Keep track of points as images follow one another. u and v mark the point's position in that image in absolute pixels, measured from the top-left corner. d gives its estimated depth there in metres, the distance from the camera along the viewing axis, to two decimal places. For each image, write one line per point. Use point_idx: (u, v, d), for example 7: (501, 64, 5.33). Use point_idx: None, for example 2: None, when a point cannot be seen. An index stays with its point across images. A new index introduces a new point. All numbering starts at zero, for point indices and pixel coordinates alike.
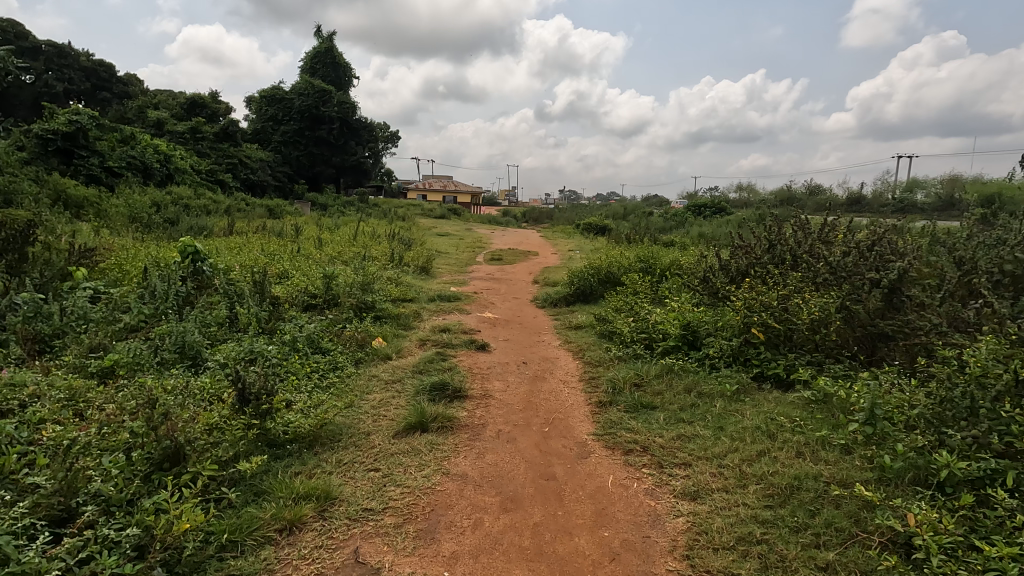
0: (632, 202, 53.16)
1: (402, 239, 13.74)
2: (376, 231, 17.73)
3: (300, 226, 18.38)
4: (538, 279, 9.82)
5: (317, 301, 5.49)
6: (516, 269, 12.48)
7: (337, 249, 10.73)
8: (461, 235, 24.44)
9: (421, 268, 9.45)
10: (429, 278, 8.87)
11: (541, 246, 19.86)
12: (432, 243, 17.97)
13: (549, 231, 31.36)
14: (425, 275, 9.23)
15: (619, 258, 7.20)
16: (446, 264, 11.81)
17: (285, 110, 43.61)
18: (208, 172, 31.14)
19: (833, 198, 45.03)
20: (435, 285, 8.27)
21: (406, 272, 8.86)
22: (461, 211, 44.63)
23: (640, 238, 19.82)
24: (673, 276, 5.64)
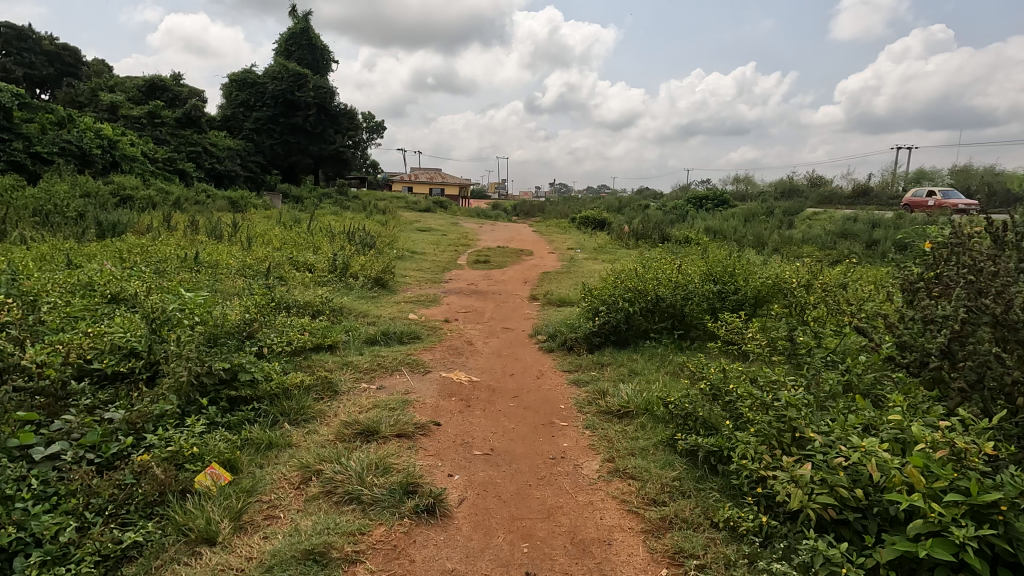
0: (628, 194, 50.52)
1: (366, 238, 11.02)
2: (341, 227, 15.08)
3: (253, 222, 15.62)
4: (538, 295, 7.19)
5: (131, 370, 2.95)
6: (508, 273, 9.90)
7: (269, 253, 8.08)
8: (444, 231, 21.63)
9: (373, 282, 6.81)
10: (382, 299, 6.20)
11: (534, 244, 17.17)
12: (407, 242, 15.26)
13: (542, 226, 28.69)
14: (379, 292, 6.58)
15: (670, 271, 4.60)
16: (417, 272, 9.14)
17: (257, 95, 40.53)
18: (165, 161, 28.18)
19: (840, 190, 42.62)
20: (388, 311, 5.61)
21: (351, 289, 6.21)
22: (447, 204, 41.76)
23: (648, 235, 17.19)
24: (807, 324, 3.01)
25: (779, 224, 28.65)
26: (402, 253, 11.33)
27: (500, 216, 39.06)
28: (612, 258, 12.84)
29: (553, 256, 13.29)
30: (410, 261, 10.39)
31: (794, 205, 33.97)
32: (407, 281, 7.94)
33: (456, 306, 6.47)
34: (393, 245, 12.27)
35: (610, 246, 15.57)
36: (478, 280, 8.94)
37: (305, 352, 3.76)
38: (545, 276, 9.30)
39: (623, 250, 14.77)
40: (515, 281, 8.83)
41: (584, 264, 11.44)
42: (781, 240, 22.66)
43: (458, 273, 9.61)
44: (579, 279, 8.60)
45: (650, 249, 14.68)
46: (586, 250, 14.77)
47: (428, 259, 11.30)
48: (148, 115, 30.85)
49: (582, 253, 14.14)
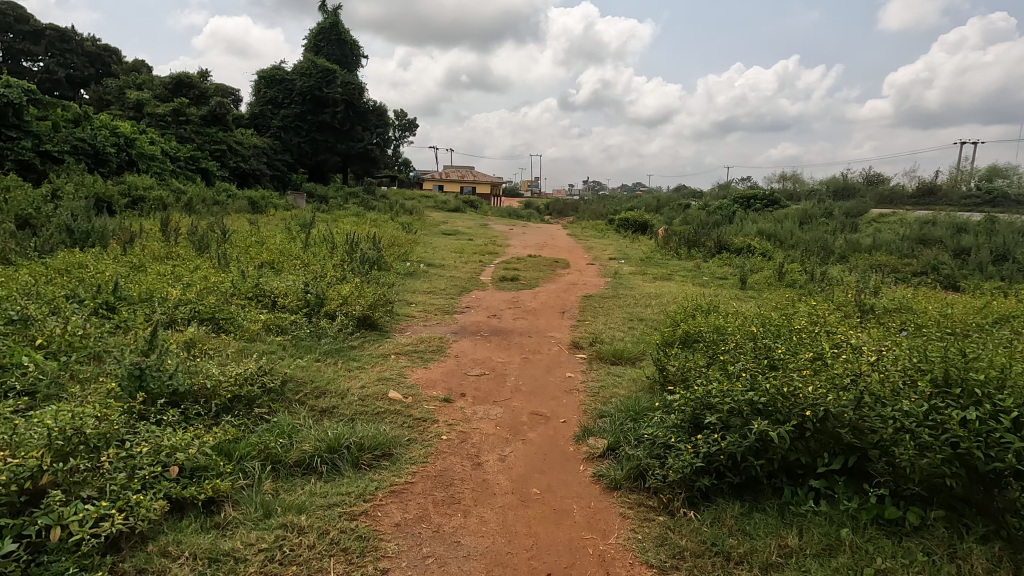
0: (666, 194, 47.91)
1: (373, 249, 9.26)
2: (354, 233, 13.45)
3: (260, 227, 14.13)
4: (581, 341, 5.22)
5: None
6: (540, 296, 8.03)
7: (240, 276, 6.39)
8: (470, 235, 19.84)
9: (356, 327, 4.98)
10: (361, 357, 4.33)
11: (570, 251, 15.19)
12: (427, 250, 13.48)
13: (575, 228, 26.70)
14: (360, 342, 4.72)
15: (835, 356, 2.58)
16: (427, 297, 7.31)
17: (286, 91, 39.63)
18: (188, 159, 27.36)
19: (902, 189, 39.19)
20: (359, 382, 3.72)
21: (318, 343, 4.37)
22: (478, 203, 40.10)
23: (701, 241, 14.99)
24: None
25: (841, 228, 25.87)
26: (417, 269, 9.56)
27: (532, 216, 37.16)
28: (662, 274, 10.80)
29: (593, 271, 11.33)
30: (420, 280, 8.58)
31: (855, 205, 30.95)
32: (410, 316, 6.09)
33: (469, 362, 4.57)
34: (407, 258, 10.52)
35: (658, 256, 13.51)
36: (503, 308, 7.05)
37: (139, 536, 1.92)
38: (589, 304, 7.32)
39: (673, 261, 12.68)
40: (550, 312, 6.88)
41: (631, 283, 9.40)
42: (849, 247, 20.06)
43: (479, 297, 7.77)
44: (633, 312, 6.61)
45: (706, 261, 12.55)
46: (630, 261, 12.77)
47: (445, 275, 9.49)
48: (173, 113, 30.01)
49: (626, 266, 12.12)
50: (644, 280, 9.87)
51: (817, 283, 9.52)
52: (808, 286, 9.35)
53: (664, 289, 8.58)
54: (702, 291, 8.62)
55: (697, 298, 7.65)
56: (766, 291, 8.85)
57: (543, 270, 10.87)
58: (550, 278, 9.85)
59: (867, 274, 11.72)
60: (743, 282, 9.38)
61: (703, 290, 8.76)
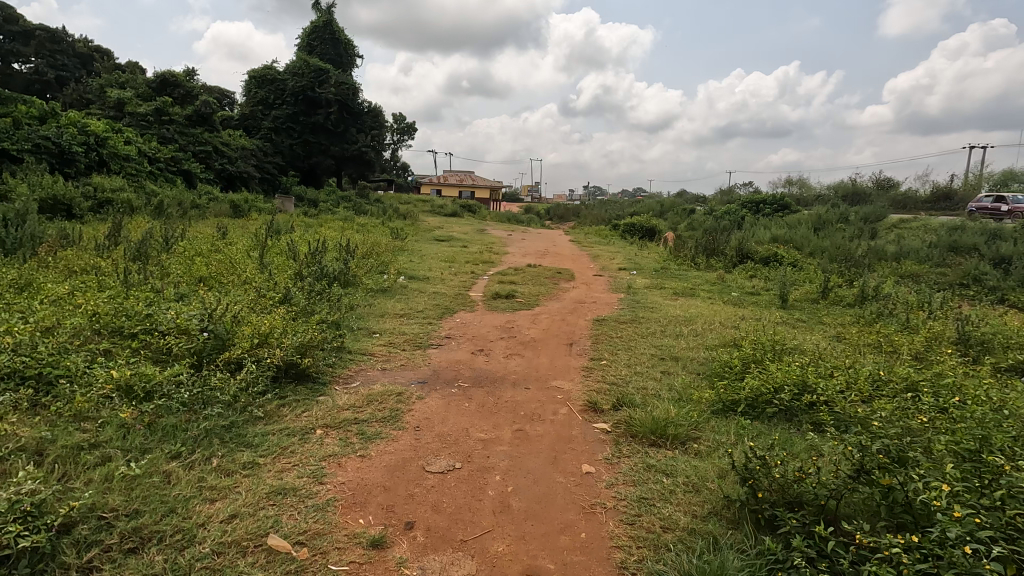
0: (671, 198, 46.47)
1: (342, 260, 7.74)
2: (331, 240, 11.94)
3: (227, 233, 12.59)
4: (600, 396, 3.67)
5: None
6: (542, 319, 6.48)
7: (147, 298, 4.87)
8: (465, 242, 18.35)
9: (270, 386, 3.38)
10: (257, 444, 2.74)
11: (573, 260, 13.66)
12: (413, 259, 11.96)
13: (578, 235, 25.23)
14: (268, 414, 3.14)
15: None
16: (399, 324, 5.78)
17: (277, 92, 38.23)
18: (168, 160, 26.00)
19: (916, 194, 37.68)
20: (224, 510, 2.14)
21: (191, 420, 2.77)
22: (476, 208, 38.62)
23: (720, 249, 13.47)
24: None
25: (859, 234, 24.36)
26: (394, 283, 8.02)
27: (532, 221, 35.74)
28: (683, 288, 9.27)
29: (603, 285, 9.79)
30: (395, 299, 7.05)
31: (871, 209, 29.45)
32: (365, 356, 4.52)
33: (433, 441, 3.02)
34: (385, 270, 9.00)
35: (674, 266, 11.98)
36: (496, 338, 5.51)
37: None
38: (605, 332, 5.76)
39: (692, 272, 11.17)
40: (555, 344, 5.32)
41: (651, 301, 7.85)
42: (874, 254, 18.54)
43: (466, 322, 6.23)
44: (664, 346, 5.07)
45: (730, 272, 11.02)
46: (643, 273, 11.24)
47: (428, 291, 7.96)
48: (156, 112, 28.60)
49: (639, 278, 10.59)
50: (663, 297, 8.32)
51: (870, 301, 8.00)
52: (861, 306, 7.83)
53: (693, 310, 7.05)
54: (739, 311, 7.09)
55: (739, 324, 6.11)
56: (814, 311, 7.33)
57: (544, 284, 9.32)
58: (554, 294, 8.31)
59: (917, 288, 10.19)
60: (784, 300, 7.86)
61: (739, 310, 7.23)
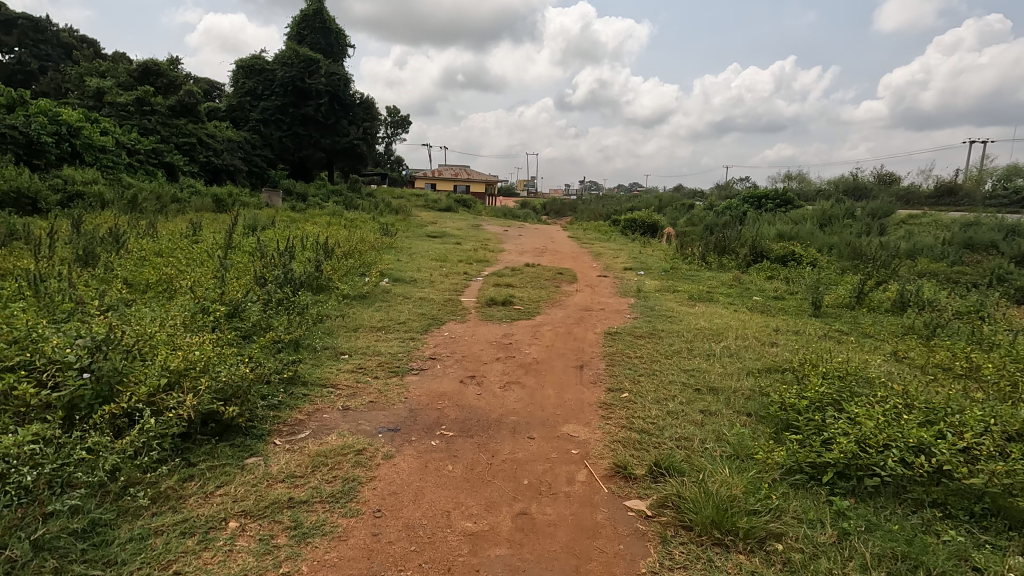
0: (670, 193, 45.61)
1: (315, 261, 6.76)
2: (312, 237, 10.97)
3: (199, 229, 11.57)
4: (631, 456, 2.74)
5: None
6: (544, 333, 5.53)
7: (53, 312, 3.90)
8: (459, 238, 17.38)
9: (173, 449, 2.45)
10: (124, 564, 1.83)
11: (574, 258, 12.72)
12: (401, 258, 10.98)
13: (577, 231, 24.30)
14: (162, 498, 2.21)
15: None
16: (373, 342, 4.80)
17: (266, 82, 37.00)
18: (149, 152, 24.95)
19: (920, 189, 36.88)
20: None
21: (22, 525, 1.82)
22: (471, 202, 37.60)
23: (732, 246, 12.54)
24: None
25: (867, 230, 23.49)
26: (376, 288, 7.05)
27: (528, 216, 34.81)
28: (700, 292, 8.33)
29: (610, 288, 8.85)
30: (374, 309, 6.06)
31: (877, 204, 28.60)
32: (322, 389, 3.56)
33: (398, 541, 2.08)
34: (366, 272, 8.01)
35: (685, 266, 11.04)
36: (490, 359, 4.54)
37: None
38: (622, 351, 4.80)
39: (705, 273, 10.22)
40: (563, 369, 4.35)
41: (666, 308, 6.91)
42: (888, 252, 17.68)
43: (456, 337, 5.25)
44: (697, 373, 4.11)
45: (747, 273, 10.08)
46: (652, 273, 10.32)
47: (414, 297, 6.99)
48: (136, 102, 27.36)
49: (648, 279, 9.65)
50: (679, 304, 7.37)
51: (912, 309, 7.09)
52: (903, 315, 6.92)
53: (719, 320, 6.08)
54: (772, 322, 6.13)
55: (779, 340, 5.17)
56: (855, 322, 6.40)
57: (545, 287, 8.36)
58: (556, 300, 7.36)
59: (952, 291, 9.30)
60: (817, 307, 6.93)
61: (770, 320, 6.29)
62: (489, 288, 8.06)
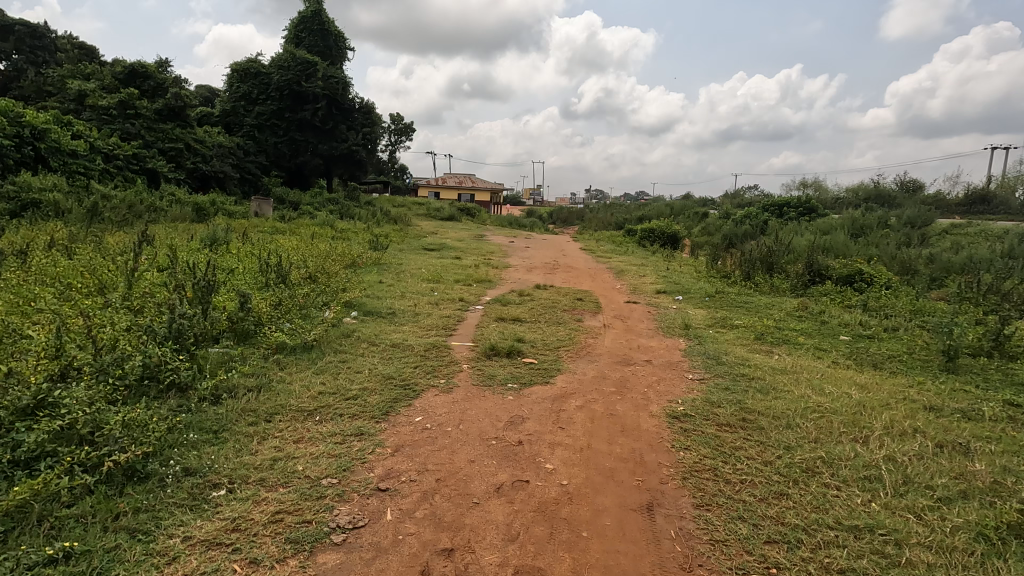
0: (682, 202, 43.58)
1: (243, 294, 4.82)
2: (278, 255, 9.09)
3: (146, 243, 9.71)
4: None
5: None
6: (572, 415, 3.52)
7: None
8: (459, 251, 15.48)
9: None
10: None
11: (593, 278, 10.80)
12: (383, 279, 9.08)
13: (589, 242, 22.37)
14: None
15: None
16: (285, 451, 2.82)
17: (261, 86, 35.39)
18: (129, 158, 23.32)
19: (951, 196, 34.65)
20: None
21: None
22: (475, 211, 35.73)
23: (781, 263, 10.55)
24: None
25: (907, 241, 21.39)
26: (330, 332, 5.07)
27: (535, 226, 32.92)
28: (767, 330, 6.33)
29: (648, 321, 6.88)
30: (314, 370, 4.05)
31: (912, 212, 26.47)
32: None
33: None
34: (325, 306, 6.05)
35: (730, 288, 9.03)
36: (484, 493, 2.54)
37: None
38: (716, 468, 2.78)
39: (759, 299, 8.23)
40: (616, 525, 2.34)
41: (738, 361, 4.90)
42: (941, 267, 15.59)
43: (431, 430, 3.24)
44: (887, 549, 2.12)
45: (812, 300, 8.08)
46: (692, 298, 8.34)
47: (383, 344, 5.00)
48: (120, 105, 25.66)
49: (690, 308, 7.69)
50: (749, 351, 5.37)
51: None
52: None
53: (832, 387, 4.05)
54: (911, 391, 4.08)
55: (962, 437, 3.14)
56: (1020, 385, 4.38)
57: (562, 322, 6.38)
58: (580, 345, 5.36)
59: None
60: (951, 360, 4.90)
61: (904, 385, 4.25)
62: (490, 326, 6.08)
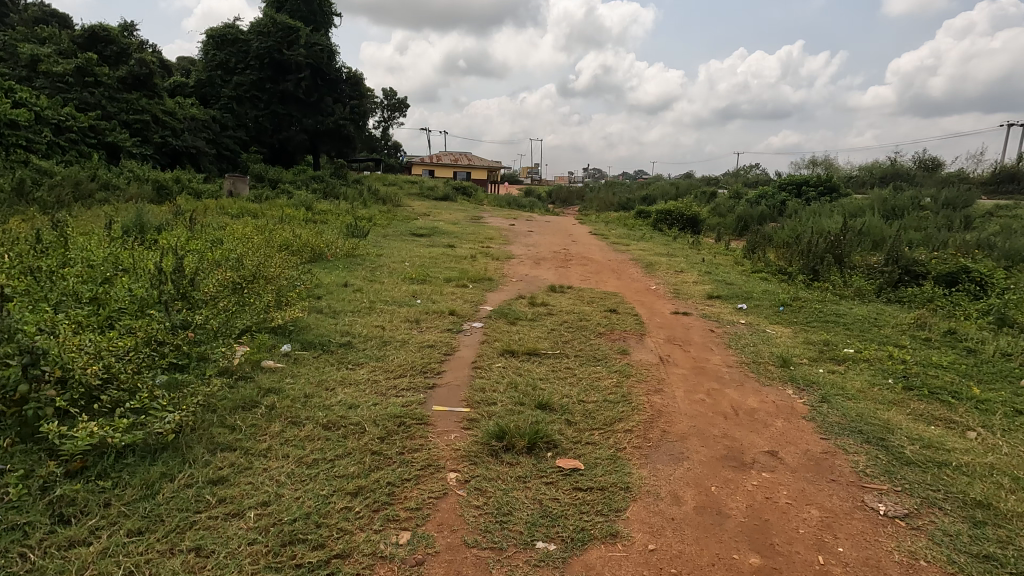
0: (688, 181, 41.39)
1: (48, 344, 2.67)
2: (214, 250, 6.97)
3: (46, 232, 7.55)
4: None
5: None
6: None
7: None
8: (453, 236, 13.38)
9: None
10: None
11: (617, 274, 8.75)
12: (352, 281, 6.94)
13: (598, 225, 20.28)
14: None
15: None
16: None
17: (239, 54, 32.68)
18: (84, 130, 20.91)
19: (978, 175, 32.34)
20: None
21: None
22: (470, 190, 33.36)
23: (848, 257, 8.52)
24: None
25: (949, 224, 19.25)
26: (220, 404, 2.93)
27: (534, 206, 30.76)
28: (910, 370, 4.23)
29: (722, 351, 4.79)
30: (129, 529, 1.96)
31: (945, 193, 24.28)
32: None
33: None
34: (238, 341, 3.90)
35: (804, 293, 6.94)
36: None
37: None
38: None
39: (850, 309, 6.19)
40: None
41: (931, 456, 2.79)
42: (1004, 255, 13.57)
43: None
44: None
45: (926, 313, 5.99)
46: (762, 310, 6.25)
47: (311, 424, 2.87)
48: (77, 71, 22.95)
49: (765, 325, 5.64)
50: (921, 424, 3.28)
51: None
52: None
53: None
54: None
55: None
56: None
57: (603, 359, 4.26)
58: (646, 412, 3.22)
59: None
60: None
61: None
62: (494, 372, 3.93)
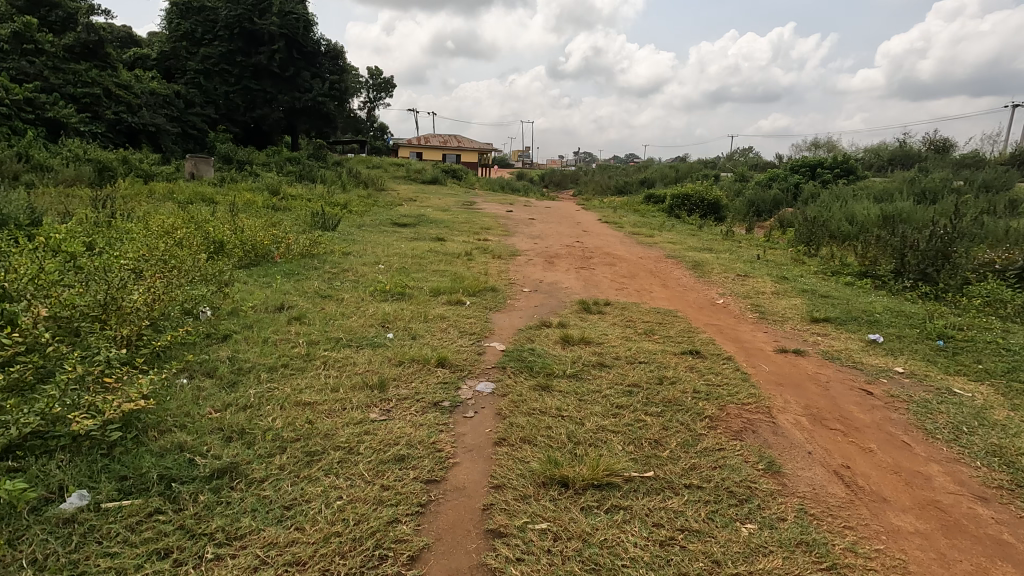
0: (689, 164, 39.19)
1: None
2: (89, 256, 4.70)
3: None
4: None
5: None
6: None
7: None
8: (442, 226, 11.14)
9: None
10: None
11: (660, 280, 6.60)
12: (294, 300, 4.73)
13: (604, 212, 18.11)
14: None
15: None
16: None
17: (206, 23, 29.76)
18: (19, 103, 18.21)
19: (998, 155, 30.47)
20: None
21: None
22: (461, 173, 30.97)
23: (966, 253, 6.42)
24: None
25: (993, 207, 17.32)
26: None
27: (530, 190, 28.48)
28: None
29: (934, 453, 2.65)
30: None
31: (979, 175, 22.21)
32: None
33: None
34: None
35: (949, 314, 4.83)
36: None
37: None
38: None
39: None
40: None
41: None
42: None
43: None
44: None
45: None
46: (914, 346, 4.12)
47: None
48: (14, 37, 19.78)
49: (944, 381, 3.51)
50: None
51: None
52: None
53: None
54: None
55: None
56: None
57: (747, 502, 2.11)
58: None
59: None
60: None
61: None
62: (542, 567, 1.75)
